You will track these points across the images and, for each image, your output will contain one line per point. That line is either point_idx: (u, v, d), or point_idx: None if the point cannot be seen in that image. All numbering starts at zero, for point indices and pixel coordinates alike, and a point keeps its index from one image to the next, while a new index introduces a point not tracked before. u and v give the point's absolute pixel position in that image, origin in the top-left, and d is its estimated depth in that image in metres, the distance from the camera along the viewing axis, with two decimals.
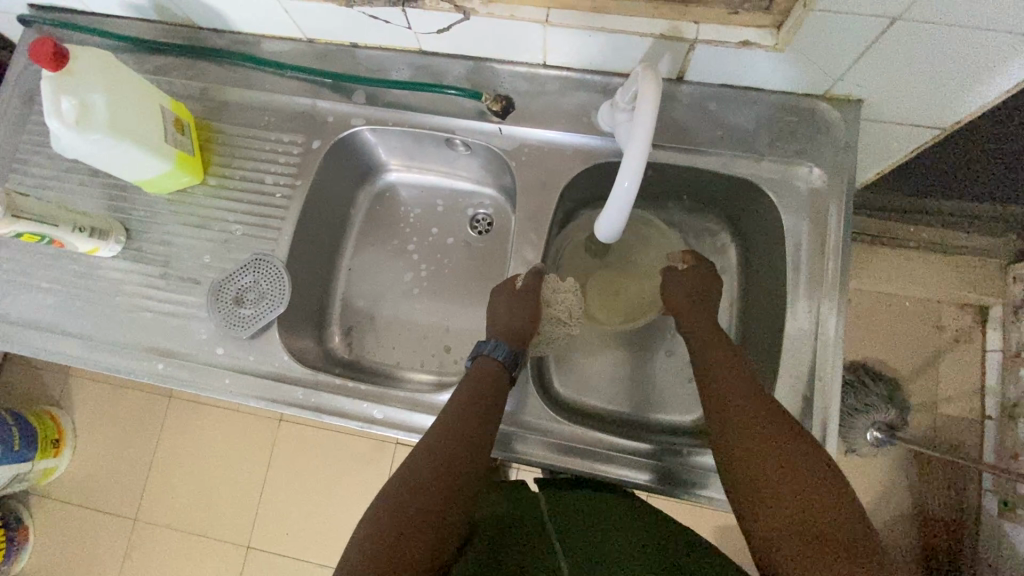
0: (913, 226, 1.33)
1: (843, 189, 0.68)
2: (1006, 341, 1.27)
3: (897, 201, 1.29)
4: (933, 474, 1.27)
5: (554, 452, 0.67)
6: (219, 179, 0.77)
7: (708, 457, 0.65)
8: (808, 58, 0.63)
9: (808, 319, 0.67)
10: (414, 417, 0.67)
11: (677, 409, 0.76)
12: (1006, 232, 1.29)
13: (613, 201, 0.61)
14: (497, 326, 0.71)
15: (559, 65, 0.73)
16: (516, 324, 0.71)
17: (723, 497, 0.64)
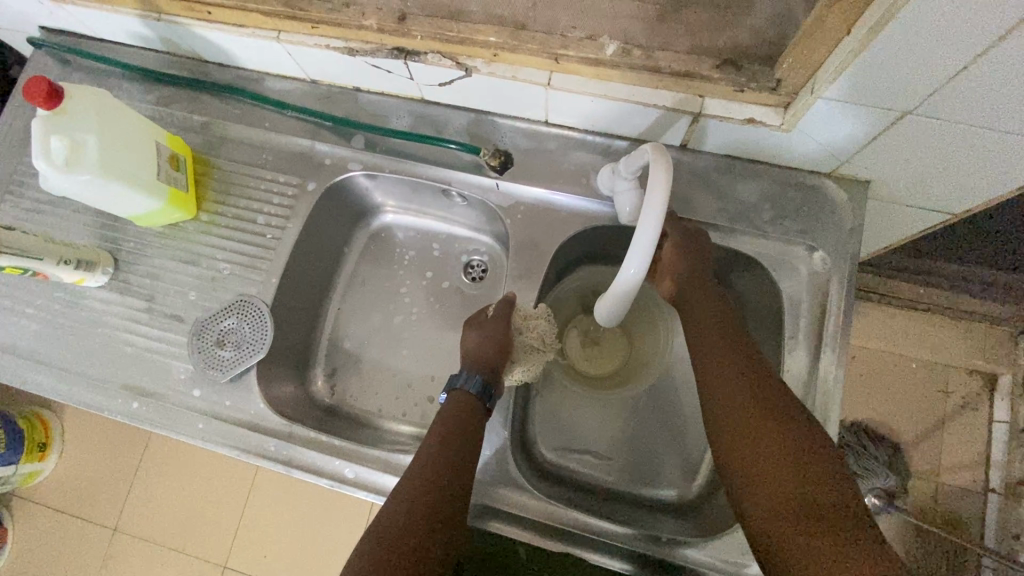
0: (921, 288, 1.30)
1: (847, 272, 0.66)
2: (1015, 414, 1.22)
3: (906, 263, 1.26)
4: (932, 548, 1.22)
5: (526, 529, 0.65)
6: (211, 216, 0.76)
7: (694, 550, 0.61)
8: (816, 139, 0.61)
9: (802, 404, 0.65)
10: (386, 479, 0.65)
11: (669, 486, 0.73)
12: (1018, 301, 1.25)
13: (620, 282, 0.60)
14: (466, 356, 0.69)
15: (561, 124, 0.72)
16: (487, 354, 0.68)
17: None
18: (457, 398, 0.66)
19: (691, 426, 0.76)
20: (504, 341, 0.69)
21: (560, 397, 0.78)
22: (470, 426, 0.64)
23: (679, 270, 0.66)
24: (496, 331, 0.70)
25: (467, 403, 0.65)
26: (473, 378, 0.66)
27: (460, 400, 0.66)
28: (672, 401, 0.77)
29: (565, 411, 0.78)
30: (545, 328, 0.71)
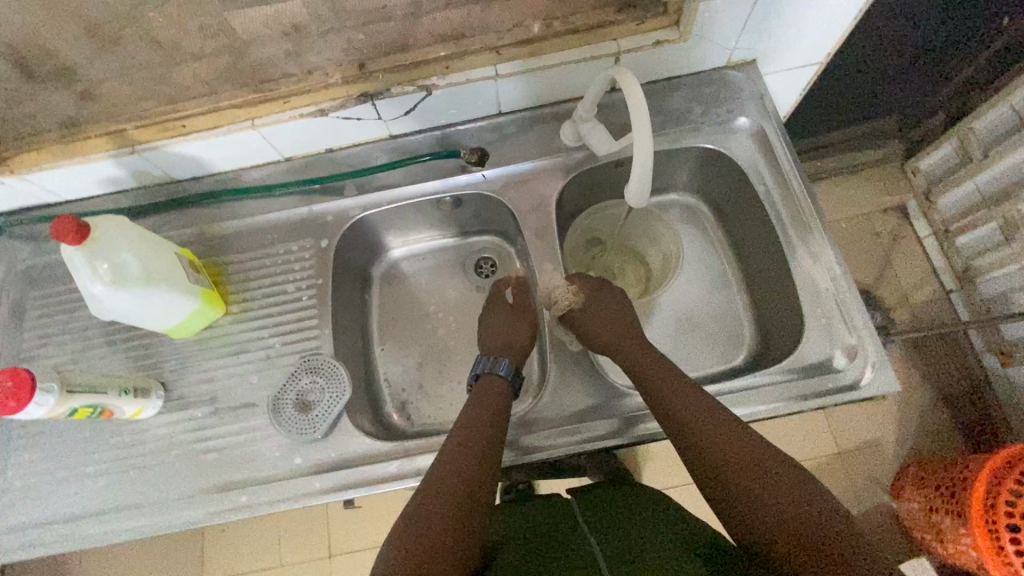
0: (819, 163, 1.54)
1: (774, 129, 0.82)
2: (933, 225, 1.47)
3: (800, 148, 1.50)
4: (933, 355, 1.41)
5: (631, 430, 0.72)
6: (242, 305, 0.80)
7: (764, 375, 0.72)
8: (707, 39, 0.78)
9: (798, 233, 0.77)
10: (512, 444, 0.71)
11: (722, 357, 0.86)
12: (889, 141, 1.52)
13: (636, 177, 0.68)
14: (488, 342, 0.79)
15: (512, 110, 0.85)
16: (509, 340, 0.78)
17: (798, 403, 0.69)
18: (488, 380, 0.74)
19: (718, 304, 0.89)
20: (530, 327, 0.80)
21: None
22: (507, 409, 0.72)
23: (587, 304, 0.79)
24: (518, 317, 0.80)
25: (495, 386, 0.73)
26: (506, 364, 0.75)
27: (491, 387, 0.73)
28: (693, 294, 0.91)
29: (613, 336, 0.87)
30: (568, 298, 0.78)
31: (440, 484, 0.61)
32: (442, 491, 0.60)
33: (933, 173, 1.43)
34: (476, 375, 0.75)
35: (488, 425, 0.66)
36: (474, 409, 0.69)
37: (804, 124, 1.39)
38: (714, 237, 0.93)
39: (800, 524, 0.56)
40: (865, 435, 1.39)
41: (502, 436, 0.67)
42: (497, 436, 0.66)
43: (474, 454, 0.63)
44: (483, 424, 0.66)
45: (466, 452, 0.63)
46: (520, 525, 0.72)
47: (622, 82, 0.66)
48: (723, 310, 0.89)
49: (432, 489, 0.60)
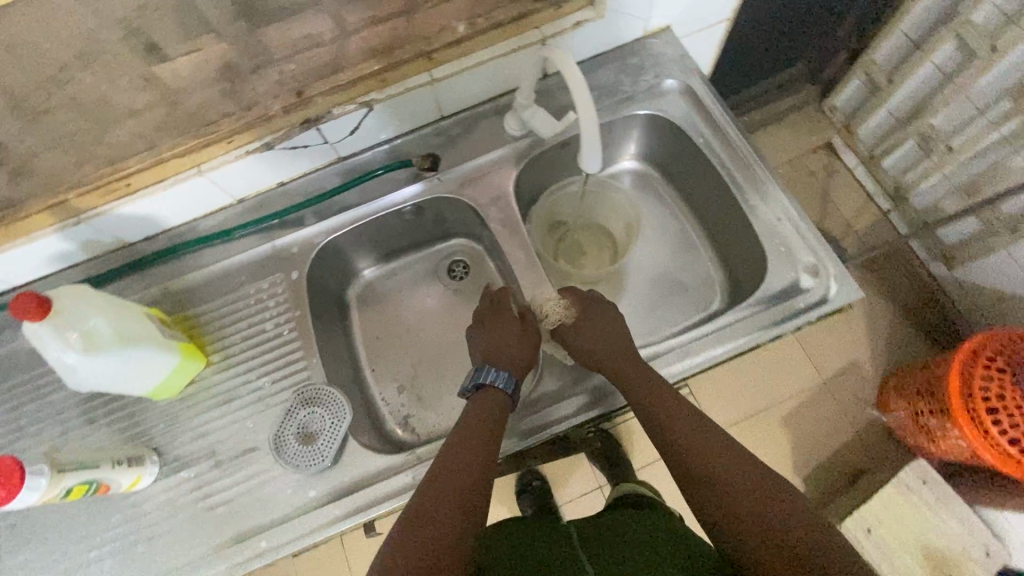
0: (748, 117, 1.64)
1: (700, 84, 0.87)
2: (860, 156, 1.59)
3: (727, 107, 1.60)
4: (886, 270, 1.52)
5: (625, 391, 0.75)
6: (222, 354, 0.78)
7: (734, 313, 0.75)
8: (623, 12, 0.82)
9: (743, 175, 0.82)
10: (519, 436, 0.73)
11: (697, 305, 0.91)
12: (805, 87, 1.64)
13: (589, 147, 0.72)
14: (485, 351, 0.76)
15: (454, 111, 0.87)
16: (506, 352, 0.76)
17: (770, 332, 0.73)
18: (486, 392, 0.72)
19: (682, 257, 0.94)
20: (527, 336, 0.78)
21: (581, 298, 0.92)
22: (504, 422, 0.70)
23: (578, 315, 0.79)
24: (514, 327, 0.78)
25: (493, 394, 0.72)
26: (506, 376, 0.73)
27: (489, 401, 0.71)
28: (657, 253, 0.95)
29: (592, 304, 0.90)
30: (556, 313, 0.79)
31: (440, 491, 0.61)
32: (443, 500, 0.60)
33: (849, 108, 1.56)
34: (474, 385, 0.73)
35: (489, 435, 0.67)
36: (471, 417, 0.69)
37: (726, 84, 1.48)
38: (667, 197, 0.98)
39: (764, 525, 0.57)
40: (844, 359, 1.47)
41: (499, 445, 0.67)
42: (494, 447, 0.66)
43: (475, 461, 0.64)
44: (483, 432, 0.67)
45: (466, 460, 0.64)
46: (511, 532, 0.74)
47: (556, 60, 0.69)
48: (687, 262, 0.94)
49: (427, 504, 0.60)
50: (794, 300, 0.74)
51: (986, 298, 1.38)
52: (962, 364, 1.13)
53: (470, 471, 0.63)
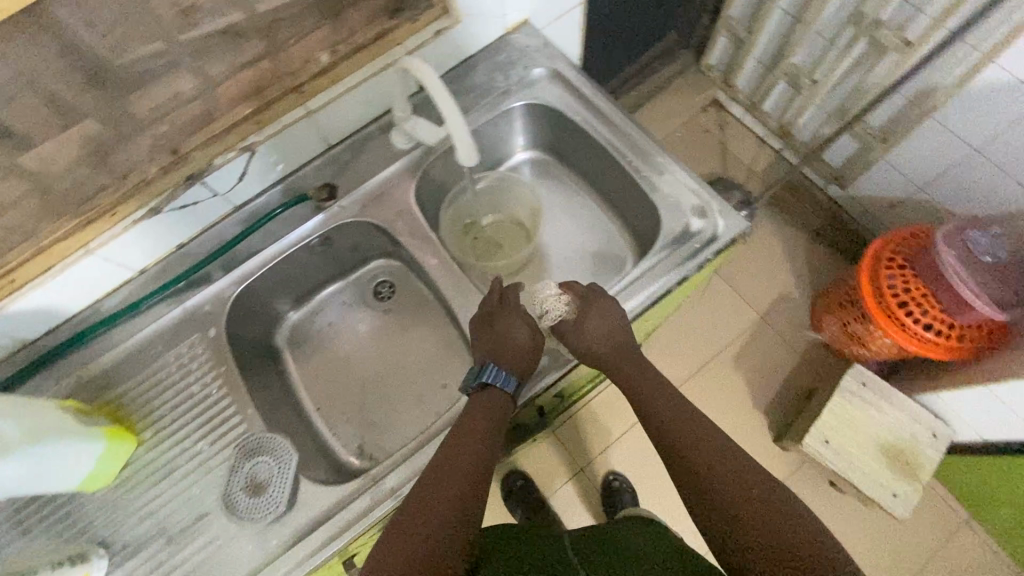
0: (635, 91, 1.76)
1: (566, 67, 0.92)
2: (743, 105, 1.72)
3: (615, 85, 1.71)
4: (790, 202, 1.66)
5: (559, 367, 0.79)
6: (152, 428, 0.76)
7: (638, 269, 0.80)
8: (478, 15, 0.86)
9: (622, 142, 0.88)
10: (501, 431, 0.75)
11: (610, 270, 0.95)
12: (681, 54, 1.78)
13: (462, 145, 0.77)
14: (491, 346, 0.75)
15: (340, 139, 0.88)
16: (505, 350, 0.75)
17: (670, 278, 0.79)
18: (491, 393, 0.72)
19: (587, 229, 0.99)
20: (534, 339, 0.78)
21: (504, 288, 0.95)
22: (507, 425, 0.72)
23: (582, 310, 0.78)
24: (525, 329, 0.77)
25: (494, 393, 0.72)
26: (514, 381, 0.73)
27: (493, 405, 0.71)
28: (565, 231, 1.00)
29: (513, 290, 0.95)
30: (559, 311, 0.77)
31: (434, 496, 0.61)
32: (434, 500, 0.60)
33: (722, 64, 1.70)
34: (479, 382, 0.73)
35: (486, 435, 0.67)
36: (474, 420, 0.69)
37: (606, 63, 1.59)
38: (564, 176, 1.01)
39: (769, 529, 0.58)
40: (773, 289, 1.58)
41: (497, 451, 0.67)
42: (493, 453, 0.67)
43: (467, 465, 0.64)
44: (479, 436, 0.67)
45: (463, 467, 0.64)
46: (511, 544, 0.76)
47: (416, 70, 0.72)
48: (594, 232, 0.98)
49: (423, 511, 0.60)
50: (689, 245, 0.80)
51: (878, 207, 1.52)
52: (869, 271, 1.23)
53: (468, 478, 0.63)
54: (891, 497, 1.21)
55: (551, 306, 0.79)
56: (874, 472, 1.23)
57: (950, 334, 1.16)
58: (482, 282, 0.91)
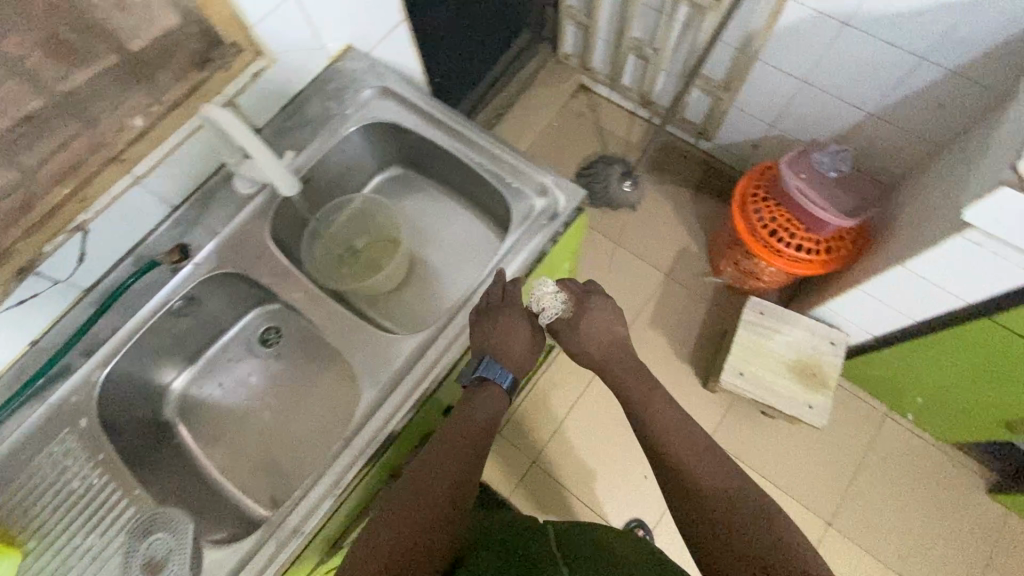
0: (503, 91, 1.85)
1: (394, 83, 0.95)
2: (607, 85, 1.83)
3: (482, 90, 1.79)
4: (667, 162, 1.79)
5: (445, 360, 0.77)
6: (37, 537, 0.72)
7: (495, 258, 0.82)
8: (294, 50, 0.88)
9: (462, 141, 0.91)
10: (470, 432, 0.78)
11: (479, 262, 0.98)
12: (538, 50, 1.88)
13: (279, 176, 0.84)
14: (491, 344, 0.78)
15: (183, 197, 0.87)
16: (509, 351, 0.80)
17: (523, 257, 0.81)
18: (488, 388, 0.80)
19: (454, 230, 1.01)
20: (534, 339, 0.85)
21: (381, 302, 0.96)
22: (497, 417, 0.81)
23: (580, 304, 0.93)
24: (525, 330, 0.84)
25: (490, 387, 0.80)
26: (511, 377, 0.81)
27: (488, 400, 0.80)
28: (436, 236, 1.01)
29: (391, 301, 0.96)
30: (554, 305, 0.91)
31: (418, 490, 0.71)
32: (425, 499, 0.70)
33: (577, 51, 1.80)
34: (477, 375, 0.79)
35: (474, 436, 0.77)
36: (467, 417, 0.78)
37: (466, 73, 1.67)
38: (425, 185, 1.04)
39: (751, 540, 0.67)
40: (671, 247, 1.70)
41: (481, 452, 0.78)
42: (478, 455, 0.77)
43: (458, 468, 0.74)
44: (467, 442, 0.76)
45: (450, 469, 0.73)
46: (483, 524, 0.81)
47: (214, 116, 0.75)
48: (461, 231, 1.00)
49: (413, 506, 0.69)
50: (536, 223, 0.83)
51: (739, 151, 1.67)
52: (741, 204, 1.32)
53: (453, 480, 0.73)
54: (808, 410, 1.29)
55: (548, 304, 0.91)
56: (789, 391, 1.30)
57: (819, 250, 1.26)
58: (358, 300, 0.95)
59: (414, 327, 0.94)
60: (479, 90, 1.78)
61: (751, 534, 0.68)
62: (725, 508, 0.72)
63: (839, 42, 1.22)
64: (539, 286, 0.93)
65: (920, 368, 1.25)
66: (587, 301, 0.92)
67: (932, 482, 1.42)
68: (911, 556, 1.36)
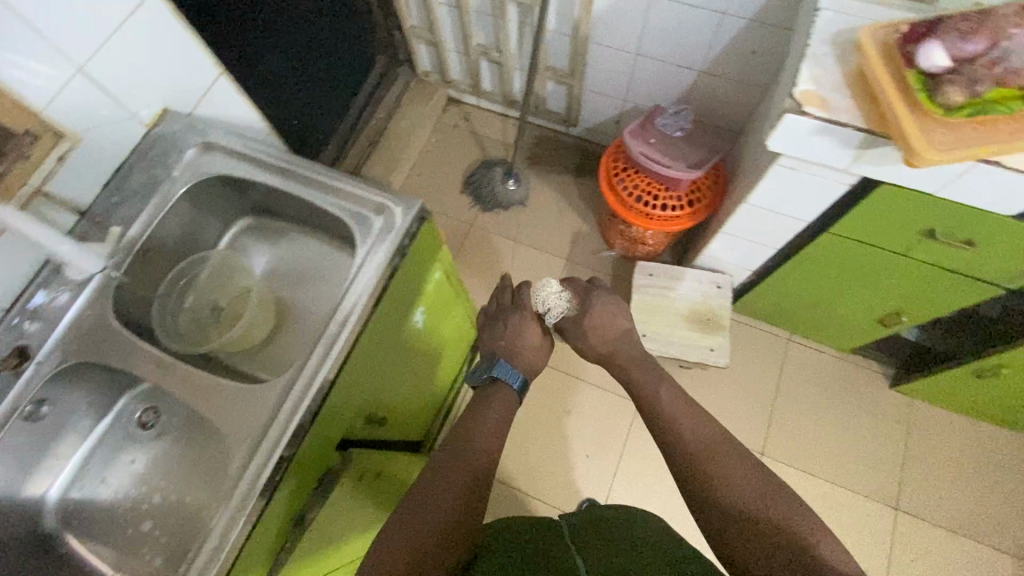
0: (374, 119, 1.87)
1: (217, 136, 0.94)
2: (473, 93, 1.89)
3: (352, 122, 1.81)
4: (546, 153, 1.87)
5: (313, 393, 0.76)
6: None
7: (343, 284, 0.82)
8: (100, 125, 0.86)
9: (296, 179, 0.91)
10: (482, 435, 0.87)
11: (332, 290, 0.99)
12: (400, 73, 1.92)
13: (75, 254, 0.81)
14: (501, 348, 1.00)
15: (13, 298, 0.83)
16: (513, 354, 0.99)
17: (367, 276, 0.82)
18: (499, 386, 0.96)
19: (314, 266, 1.01)
20: (542, 336, 1.03)
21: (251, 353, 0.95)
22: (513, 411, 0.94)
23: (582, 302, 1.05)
24: (529, 337, 1.01)
25: (501, 386, 0.96)
26: (520, 378, 0.97)
27: (504, 394, 0.95)
28: (301, 276, 1.02)
29: (259, 349, 0.96)
30: (558, 306, 1.03)
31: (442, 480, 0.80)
32: (435, 503, 0.76)
33: (436, 68, 1.86)
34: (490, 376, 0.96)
35: (486, 440, 0.86)
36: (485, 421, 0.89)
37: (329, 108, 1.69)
38: (283, 229, 1.04)
39: (774, 545, 0.69)
40: (567, 232, 1.77)
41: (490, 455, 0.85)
42: (488, 458, 0.84)
43: (467, 472, 0.80)
44: (476, 448, 0.84)
45: (460, 472, 0.80)
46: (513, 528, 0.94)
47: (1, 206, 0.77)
48: (319, 266, 1.01)
49: (428, 506, 0.75)
50: (376, 241, 0.84)
51: (605, 130, 1.77)
52: (606, 179, 1.41)
53: (463, 482, 0.79)
54: (710, 353, 1.37)
55: (553, 303, 1.03)
56: (690, 339, 1.38)
57: (683, 205, 1.35)
58: (225, 360, 0.94)
59: (282, 367, 0.94)
60: (348, 123, 1.79)
61: (775, 538, 0.69)
62: (753, 507, 0.72)
63: (651, 14, 1.32)
64: (409, 300, 0.95)
65: (795, 294, 1.37)
66: (588, 305, 1.02)
67: (842, 389, 1.53)
68: (840, 462, 1.46)
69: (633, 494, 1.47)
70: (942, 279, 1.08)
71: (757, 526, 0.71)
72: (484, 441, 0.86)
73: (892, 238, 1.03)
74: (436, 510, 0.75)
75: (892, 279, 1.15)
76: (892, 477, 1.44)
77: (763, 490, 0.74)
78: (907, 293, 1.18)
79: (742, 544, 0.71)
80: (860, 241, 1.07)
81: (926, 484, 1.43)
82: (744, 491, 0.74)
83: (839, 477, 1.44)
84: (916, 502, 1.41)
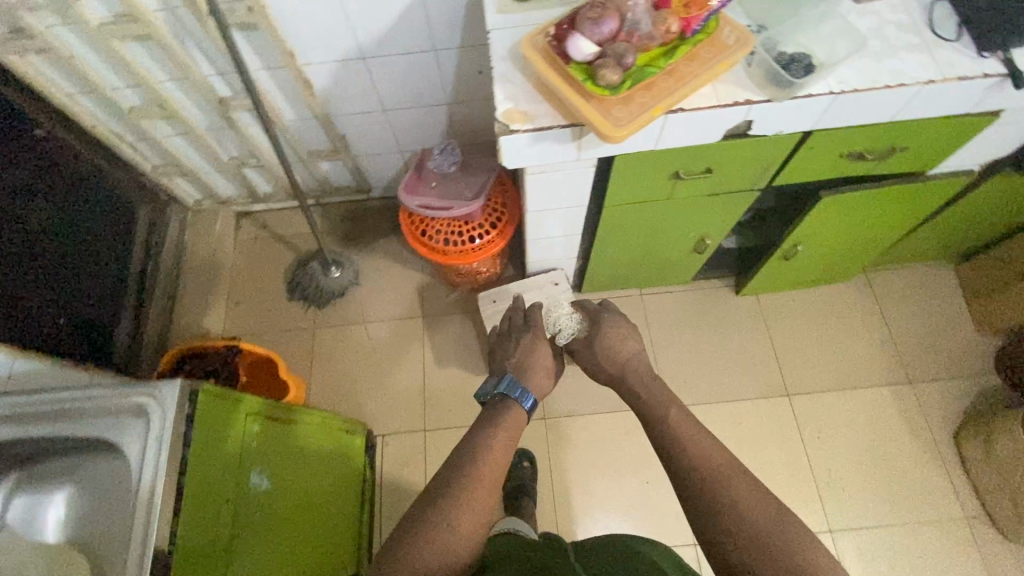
0: (167, 268, 1.71)
1: None
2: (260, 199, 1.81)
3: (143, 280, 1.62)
4: (357, 223, 1.81)
5: None
6: None
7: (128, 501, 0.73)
8: None
9: (40, 416, 0.81)
10: (495, 443, 0.91)
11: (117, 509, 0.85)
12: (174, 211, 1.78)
13: None
14: (515, 362, 1.07)
15: None
16: (525, 371, 1.05)
17: (147, 479, 0.73)
18: (506, 402, 0.99)
19: (99, 489, 0.87)
20: (551, 363, 1.09)
21: None
22: (520, 430, 0.97)
23: (585, 319, 1.14)
24: (544, 360, 1.08)
25: (507, 399, 1.00)
26: (531, 398, 1.02)
27: (513, 408, 0.98)
28: (92, 508, 0.88)
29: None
30: (569, 328, 1.13)
31: (469, 471, 0.86)
32: (453, 531, 0.79)
33: (207, 191, 1.75)
34: (499, 389, 1.02)
35: (497, 462, 0.89)
36: (498, 430, 0.94)
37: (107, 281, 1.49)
38: (55, 469, 0.90)
39: (773, 561, 0.73)
40: (410, 290, 1.72)
41: (503, 469, 0.89)
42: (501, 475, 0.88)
43: (484, 496, 0.84)
44: (492, 469, 0.87)
45: (477, 497, 0.83)
46: (507, 545, 0.86)
47: None
48: (102, 487, 0.87)
49: (448, 529, 0.79)
50: (150, 440, 0.75)
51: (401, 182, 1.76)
52: (413, 236, 1.38)
53: (481, 505, 0.83)
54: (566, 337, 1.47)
55: (564, 324, 1.13)
56: None
57: (487, 230, 1.37)
58: None
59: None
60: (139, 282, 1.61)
61: (772, 553, 0.73)
62: (755, 523, 0.76)
63: (374, 71, 1.33)
64: (229, 472, 0.85)
65: (626, 256, 1.43)
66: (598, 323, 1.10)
67: (705, 316, 1.64)
68: (732, 380, 1.56)
69: (579, 506, 1.49)
70: (717, 203, 1.19)
71: (754, 542, 0.74)
72: (501, 456, 0.90)
73: (653, 190, 1.11)
74: (454, 533, 0.79)
75: (687, 216, 1.24)
76: (775, 370, 1.57)
77: (767, 510, 0.77)
78: (706, 220, 1.27)
79: (733, 556, 0.75)
80: (634, 202, 1.15)
81: (801, 362, 1.57)
82: (754, 514, 0.76)
83: (735, 393, 1.55)
84: (801, 381, 1.55)
